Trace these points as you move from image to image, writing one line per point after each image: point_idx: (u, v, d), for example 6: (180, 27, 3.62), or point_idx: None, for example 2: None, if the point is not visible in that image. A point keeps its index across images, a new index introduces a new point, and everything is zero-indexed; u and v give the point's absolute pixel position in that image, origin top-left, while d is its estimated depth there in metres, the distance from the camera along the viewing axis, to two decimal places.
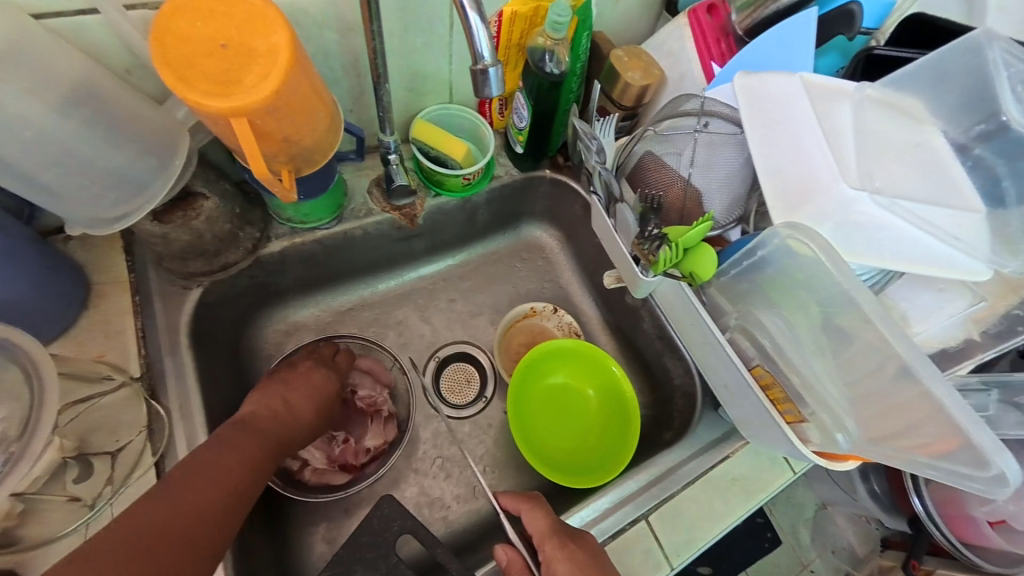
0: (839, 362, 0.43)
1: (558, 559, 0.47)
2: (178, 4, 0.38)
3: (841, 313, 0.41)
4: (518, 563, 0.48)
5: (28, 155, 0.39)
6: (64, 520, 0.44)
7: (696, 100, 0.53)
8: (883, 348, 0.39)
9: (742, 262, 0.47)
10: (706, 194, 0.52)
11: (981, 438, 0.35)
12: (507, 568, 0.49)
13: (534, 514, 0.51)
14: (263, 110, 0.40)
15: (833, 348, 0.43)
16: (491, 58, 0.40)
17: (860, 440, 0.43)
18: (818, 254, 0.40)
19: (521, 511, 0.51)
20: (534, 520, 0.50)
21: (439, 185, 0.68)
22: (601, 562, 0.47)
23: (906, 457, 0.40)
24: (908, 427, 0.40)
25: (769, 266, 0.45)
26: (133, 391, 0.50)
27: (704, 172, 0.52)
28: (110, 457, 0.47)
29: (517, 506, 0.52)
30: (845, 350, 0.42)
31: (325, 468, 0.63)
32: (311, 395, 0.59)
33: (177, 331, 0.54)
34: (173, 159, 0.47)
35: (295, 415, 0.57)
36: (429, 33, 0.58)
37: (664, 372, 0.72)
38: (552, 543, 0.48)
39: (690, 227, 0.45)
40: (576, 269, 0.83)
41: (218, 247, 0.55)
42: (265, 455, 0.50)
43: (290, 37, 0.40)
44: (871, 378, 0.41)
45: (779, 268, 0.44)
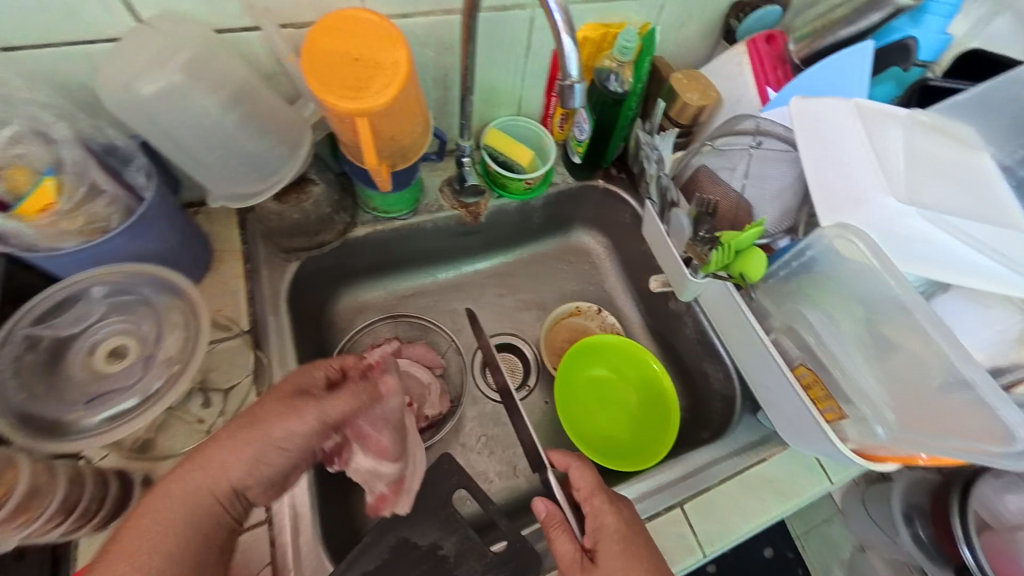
0: (881, 359, 0.46)
1: (605, 511, 0.51)
2: (326, 25, 0.47)
3: (886, 316, 0.45)
4: (556, 515, 0.52)
5: (198, 138, 0.49)
6: (185, 440, 0.51)
7: (751, 119, 0.58)
8: (927, 347, 0.43)
9: (791, 263, 0.51)
10: (757, 204, 0.56)
11: (1006, 413, 0.38)
12: (546, 519, 0.52)
13: (582, 471, 0.54)
14: (382, 112, 0.48)
15: (879, 348, 0.46)
16: (579, 75, 0.47)
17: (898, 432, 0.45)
18: (868, 253, 0.44)
19: (570, 468, 0.55)
20: (582, 477, 0.54)
21: (503, 187, 0.75)
22: (639, 522, 0.52)
23: (939, 445, 0.42)
24: (947, 419, 0.42)
25: (817, 266, 0.49)
26: (242, 342, 0.58)
27: (755, 185, 0.57)
28: (224, 393, 0.55)
29: (566, 464, 0.56)
30: (888, 349, 0.46)
31: (391, 493, 0.54)
32: (271, 401, 0.45)
33: (279, 295, 0.63)
34: (298, 147, 0.55)
35: (256, 423, 0.44)
36: (508, 53, 0.66)
37: (702, 376, 0.77)
38: (599, 497, 0.52)
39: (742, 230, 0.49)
40: (621, 275, 0.89)
41: (318, 227, 0.64)
42: (180, 514, 0.40)
43: (410, 55, 0.48)
44: (914, 374, 0.44)
45: (825, 268, 0.48)
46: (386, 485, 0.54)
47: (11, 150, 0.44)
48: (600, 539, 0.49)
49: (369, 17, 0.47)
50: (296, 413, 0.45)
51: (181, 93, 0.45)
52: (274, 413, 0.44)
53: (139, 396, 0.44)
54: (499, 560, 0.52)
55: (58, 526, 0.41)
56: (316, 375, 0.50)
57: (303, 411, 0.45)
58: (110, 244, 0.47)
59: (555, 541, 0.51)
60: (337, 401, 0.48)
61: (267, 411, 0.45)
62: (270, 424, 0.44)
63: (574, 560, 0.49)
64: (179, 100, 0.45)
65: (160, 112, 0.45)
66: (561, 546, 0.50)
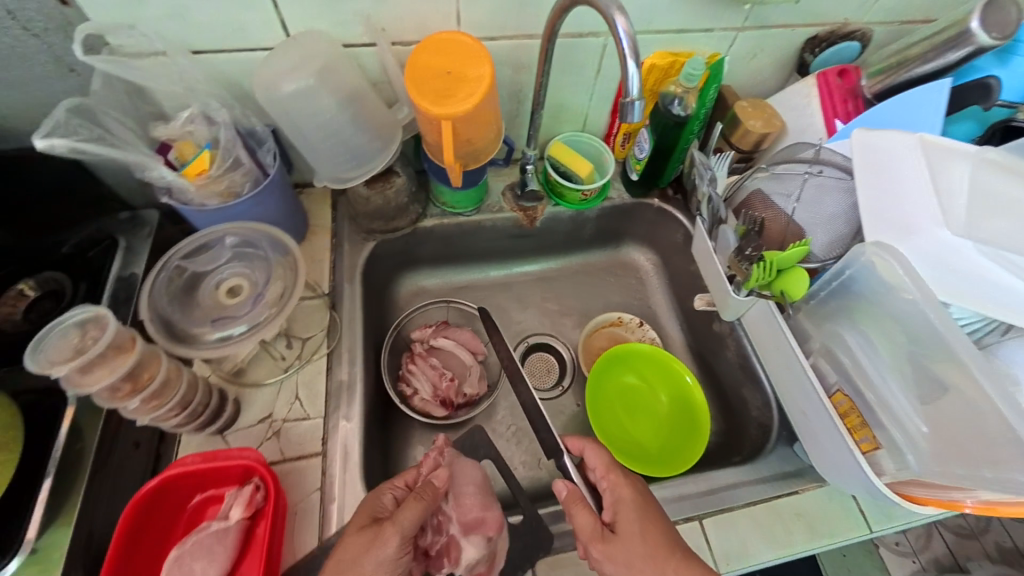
0: (917, 388, 0.45)
1: (622, 484, 0.56)
2: (428, 43, 0.56)
3: (926, 346, 0.44)
4: (576, 492, 0.55)
5: (315, 130, 0.58)
6: (267, 373, 0.62)
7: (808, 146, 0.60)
8: (962, 377, 0.42)
9: (832, 281, 0.52)
10: (807, 227, 0.58)
11: None
12: (568, 497, 0.55)
13: (597, 451, 0.59)
14: (463, 117, 0.55)
15: (916, 376, 0.46)
16: (637, 94, 0.50)
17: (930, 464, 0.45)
18: (906, 280, 0.45)
19: (585, 450, 0.60)
20: (595, 456, 0.59)
21: (561, 197, 0.81)
22: (651, 497, 0.56)
23: (971, 478, 0.42)
24: (980, 451, 0.41)
25: (858, 289, 0.50)
26: (321, 303, 0.69)
27: (806, 209, 0.58)
28: (303, 341, 0.65)
29: (580, 446, 0.60)
30: (925, 378, 0.45)
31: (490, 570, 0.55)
32: (352, 539, 0.48)
33: (355, 269, 0.73)
34: (391, 142, 0.64)
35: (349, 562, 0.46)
36: (579, 75, 0.73)
37: (740, 402, 0.77)
38: (615, 473, 0.57)
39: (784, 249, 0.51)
40: (667, 293, 0.91)
41: (394, 214, 0.73)
42: None
43: (493, 70, 0.55)
44: (948, 405, 0.43)
45: (867, 292, 0.49)
46: (484, 564, 0.55)
47: (185, 128, 0.56)
48: (619, 510, 0.54)
49: (463, 38, 0.55)
50: (378, 544, 0.47)
51: (310, 92, 0.55)
52: (358, 552, 0.47)
53: (250, 322, 0.52)
54: (518, 531, 0.59)
55: (175, 416, 0.52)
56: (385, 496, 0.53)
57: (381, 538, 0.47)
58: (241, 207, 0.59)
59: (576, 517, 0.54)
60: (406, 513, 0.49)
61: (353, 549, 0.47)
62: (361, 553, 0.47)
63: (595, 531, 0.52)
64: (307, 97, 0.55)
65: (292, 107, 0.56)
66: (582, 520, 0.53)
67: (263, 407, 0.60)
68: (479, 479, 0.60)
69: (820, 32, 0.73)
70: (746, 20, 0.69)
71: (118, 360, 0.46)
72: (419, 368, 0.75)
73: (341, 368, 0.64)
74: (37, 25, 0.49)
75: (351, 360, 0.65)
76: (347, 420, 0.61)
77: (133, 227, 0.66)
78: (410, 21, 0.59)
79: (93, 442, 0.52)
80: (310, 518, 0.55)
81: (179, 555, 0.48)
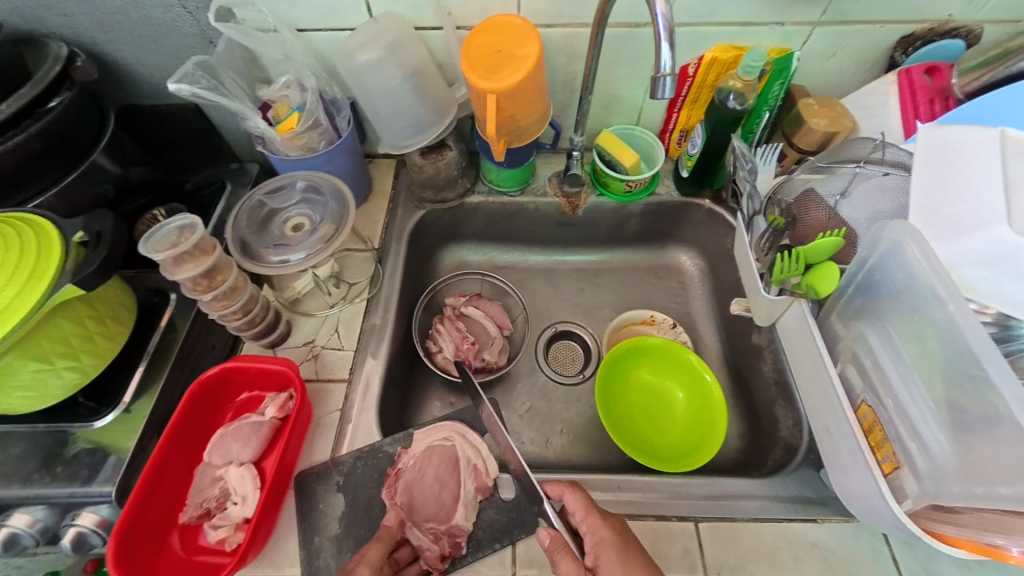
0: (944, 397, 0.43)
1: (602, 527, 0.51)
2: (487, 25, 0.61)
3: (960, 353, 0.41)
4: (559, 539, 0.51)
5: (381, 99, 0.67)
6: (316, 306, 0.72)
7: (869, 142, 0.60)
8: (988, 385, 0.39)
9: (857, 276, 0.53)
10: (850, 222, 0.59)
11: None
12: (552, 547, 0.51)
13: (576, 494, 0.54)
14: (507, 92, 0.60)
15: (945, 385, 0.43)
16: (670, 69, 0.50)
17: (950, 479, 0.43)
18: (934, 281, 0.43)
19: (564, 494, 0.55)
20: (574, 501, 0.54)
21: (605, 187, 0.82)
22: (633, 539, 0.51)
23: (991, 497, 0.39)
24: (1003, 467, 0.38)
25: (893, 291, 0.48)
26: (370, 255, 0.77)
27: (851, 203, 0.60)
28: (349, 286, 0.74)
29: (560, 491, 0.56)
30: (953, 386, 0.42)
31: (481, 479, 0.60)
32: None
33: (403, 231, 0.81)
34: (445, 115, 0.72)
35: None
36: (635, 67, 0.74)
37: (771, 421, 0.71)
38: (594, 515, 0.52)
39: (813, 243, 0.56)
40: (709, 300, 0.87)
41: (444, 185, 0.80)
42: None
43: (540, 50, 0.59)
44: (975, 418, 0.40)
45: (892, 291, 0.48)
46: (472, 478, 0.60)
47: (282, 93, 0.69)
48: (600, 554, 0.49)
49: (517, 23, 0.61)
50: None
51: (380, 65, 0.64)
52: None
53: (306, 252, 0.62)
54: (506, 491, 0.60)
55: (237, 320, 0.63)
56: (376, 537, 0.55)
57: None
58: (315, 160, 0.69)
59: (559, 565, 0.50)
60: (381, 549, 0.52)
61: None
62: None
63: None
64: (376, 69, 0.64)
65: (365, 76, 0.65)
66: (566, 569, 0.49)
67: (307, 333, 0.69)
68: (435, 448, 0.62)
69: (917, 30, 0.66)
70: (824, 15, 0.64)
71: (200, 260, 0.57)
72: (445, 329, 0.79)
73: (376, 313, 0.72)
74: (191, 4, 0.63)
75: (385, 308, 0.73)
76: (373, 358, 0.68)
77: (239, 175, 0.81)
78: (473, 6, 0.66)
79: (181, 334, 0.65)
80: (328, 433, 0.62)
81: (225, 434, 0.58)
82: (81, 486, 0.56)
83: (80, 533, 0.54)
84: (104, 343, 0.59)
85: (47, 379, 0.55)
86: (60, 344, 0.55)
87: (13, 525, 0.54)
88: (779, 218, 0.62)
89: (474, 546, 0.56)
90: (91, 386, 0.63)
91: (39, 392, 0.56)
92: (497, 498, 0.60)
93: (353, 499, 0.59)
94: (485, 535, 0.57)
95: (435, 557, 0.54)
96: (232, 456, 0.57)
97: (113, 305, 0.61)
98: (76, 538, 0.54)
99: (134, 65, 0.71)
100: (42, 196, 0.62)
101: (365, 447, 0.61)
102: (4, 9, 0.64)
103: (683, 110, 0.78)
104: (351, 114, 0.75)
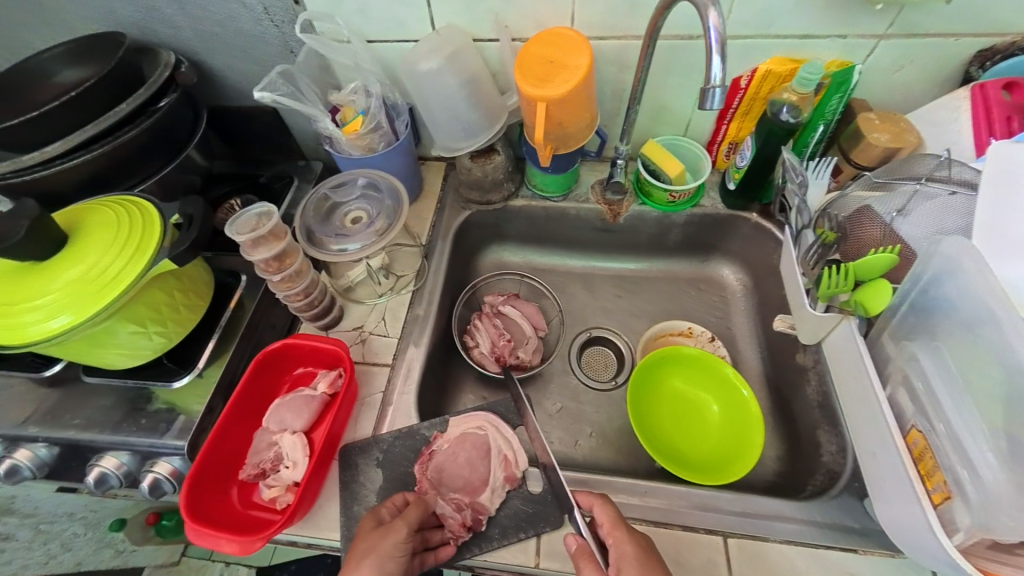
0: (1000, 421, 0.41)
1: (626, 543, 0.51)
2: (541, 36, 0.64)
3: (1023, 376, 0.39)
4: (585, 548, 0.52)
5: (438, 105, 0.72)
6: (366, 294, 0.78)
7: (934, 158, 0.58)
8: None
9: (911, 292, 0.52)
10: (908, 239, 0.58)
11: None
12: (575, 555, 0.52)
13: (605, 507, 0.54)
14: (557, 100, 0.62)
15: (1003, 409, 0.41)
16: (721, 81, 0.50)
17: (1006, 509, 0.40)
18: (994, 304, 0.42)
19: (593, 505, 0.55)
20: (602, 513, 0.54)
21: (648, 196, 0.83)
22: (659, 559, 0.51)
23: None
24: None
25: (954, 312, 0.47)
26: (417, 252, 0.82)
27: (909, 221, 0.58)
28: (396, 278, 0.79)
29: (590, 502, 0.56)
30: (1012, 411, 0.40)
31: (510, 468, 0.63)
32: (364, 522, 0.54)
33: (449, 230, 0.85)
34: (496, 121, 0.75)
35: (366, 540, 0.51)
36: (685, 78, 0.74)
37: (813, 445, 0.68)
38: (620, 530, 0.52)
39: (865, 259, 0.56)
40: (752, 316, 0.85)
41: (489, 188, 0.84)
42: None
43: (590, 60, 0.62)
44: None
45: (953, 309, 0.47)
46: (501, 468, 0.63)
47: (351, 97, 0.75)
48: (623, 569, 0.49)
49: (570, 35, 0.63)
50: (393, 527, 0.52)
51: (438, 73, 0.69)
52: (369, 543, 0.51)
53: (363, 244, 0.67)
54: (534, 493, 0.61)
55: (298, 301, 0.70)
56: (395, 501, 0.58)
57: (385, 530, 0.52)
58: (376, 159, 0.75)
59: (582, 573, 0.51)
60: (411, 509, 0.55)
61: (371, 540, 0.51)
62: (370, 536, 0.52)
63: None
64: (435, 77, 0.69)
65: (425, 82, 0.70)
66: None
67: (359, 317, 0.75)
68: (473, 433, 0.65)
69: (998, 43, 0.63)
70: (890, 27, 0.62)
71: (273, 243, 0.64)
72: (483, 325, 0.82)
73: (420, 305, 0.77)
74: (278, 18, 0.71)
75: (428, 300, 0.77)
76: (414, 347, 0.72)
77: (305, 172, 0.89)
78: (530, 19, 0.69)
79: (247, 312, 0.73)
80: (371, 412, 0.67)
81: (281, 403, 0.63)
82: (159, 438, 0.63)
83: (155, 479, 0.60)
84: (187, 312, 0.68)
85: (140, 341, 0.64)
86: (154, 311, 0.63)
87: (103, 465, 0.61)
88: (830, 231, 0.61)
89: (501, 533, 0.58)
90: (173, 351, 0.71)
91: (133, 351, 0.64)
92: (524, 491, 0.62)
93: (390, 475, 0.62)
94: (511, 524, 0.59)
95: (457, 525, 0.58)
96: (286, 424, 0.62)
97: (197, 280, 0.69)
98: (152, 483, 0.60)
99: (225, 71, 0.80)
100: (145, 183, 0.72)
101: (403, 429, 0.65)
102: (126, 22, 0.75)
103: (733, 122, 0.77)
104: (409, 118, 0.80)
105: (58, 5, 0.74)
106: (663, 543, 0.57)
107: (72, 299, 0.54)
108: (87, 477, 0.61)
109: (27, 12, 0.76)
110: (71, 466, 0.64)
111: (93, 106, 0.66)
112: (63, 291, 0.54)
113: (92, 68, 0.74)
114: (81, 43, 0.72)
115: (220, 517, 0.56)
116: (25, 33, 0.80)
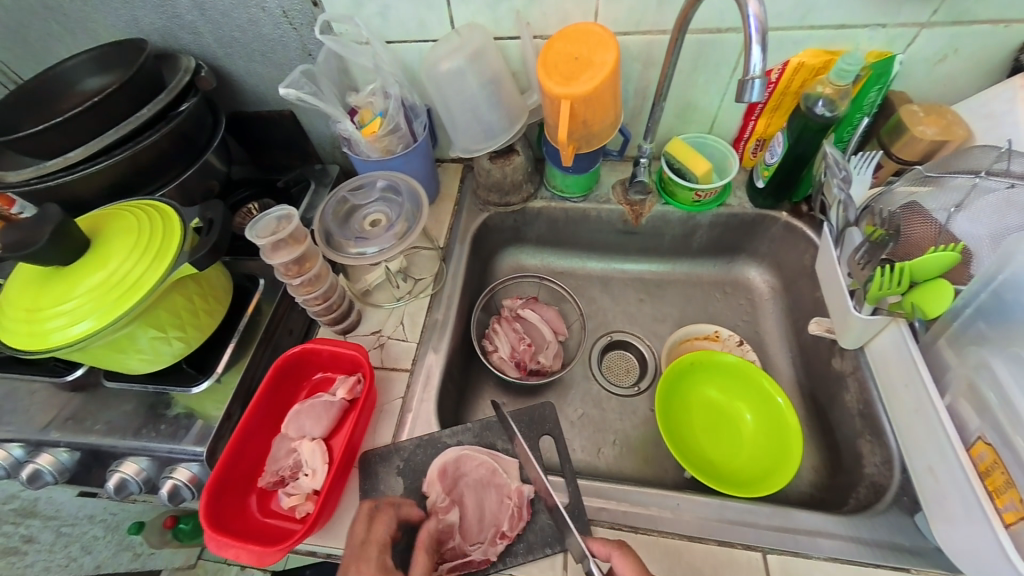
0: None
1: None
2: (565, 33, 0.63)
3: None
4: None
5: (460, 105, 0.70)
6: (384, 299, 0.77)
7: (992, 151, 0.55)
8: None
9: (979, 293, 0.49)
10: (965, 236, 0.56)
11: None
12: None
13: (626, 558, 0.50)
14: (583, 98, 0.61)
15: None
16: (761, 72, 0.48)
17: None
18: None
19: (612, 556, 0.51)
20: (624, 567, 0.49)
21: (672, 196, 0.80)
22: None
23: None
24: None
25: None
26: (436, 255, 0.81)
27: (969, 216, 0.56)
28: (415, 282, 0.78)
29: (607, 551, 0.52)
30: None
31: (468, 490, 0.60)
32: None
33: (467, 232, 0.83)
34: (517, 121, 0.74)
35: None
36: (713, 74, 0.71)
37: (854, 457, 0.65)
38: None
39: (922, 259, 0.52)
40: (782, 320, 0.82)
41: (509, 190, 0.82)
42: None
43: (618, 56, 0.60)
44: None
45: None
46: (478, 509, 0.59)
47: (369, 99, 0.73)
48: None
49: (595, 30, 0.62)
50: None
51: (460, 72, 0.67)
52: None
53: (382, 247, 0.66)
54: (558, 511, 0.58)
55: (316, 305, 0.69)
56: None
57: None
58: (396, 161, 0.74)
59: None
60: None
61: None
62: None
63: None
64: (457, 77, 0.68)
65: (447, 83, 0.68)
66: None
67: (378, 321, 0.74)
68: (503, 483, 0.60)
69: None
70: (934, 14, 0.59)
71: (292, 247, 0.63)
72: (502, 329, 0.80)
73: (438, 309, 0.75)
74: (297, 21, 0.70)
75: (447, 304, 0.76)
76: (434, 352, 0.71)
77: (322, 176, 0.89)
78: (554, 17, 0.68)
79: (266, 316, 0.72)
80: (390, 419, 0.66)
81: (299, 410, 0.62)
82: (178, 443, 0.63)
83: (174, 486, 0.59)
84: (207, 318, 0.67)
85: (161, 346, 0.63)
86: (174, 316, 0.63)
87: (123, 471, 0.60)
88: (879, 229, 0.58)
89: (526, 549, 0.56)
90: (192, 356, 0.70)
91: (154, 357, 0.64)
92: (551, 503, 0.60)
93: (412, 484, 0.60)
94: (537, 539, 0.57)
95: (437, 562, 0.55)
96: (305, 431, 0.61)
97: (216, 285, 0.69)
98: (171, 490, 0.58)
99: (245, 76, 0.80)
100: (165, 188, 0.72)
101: (424, 436, 0.64)
102: (149, 29, 0.75)
103: (761, 118, 0.75)
104: (428, 120, 0.79)
105: (83, 14, 0.75)
106: (702, 560, 0.54)
107: (95, 303, 0.54)
108: (107, 484, 0.60)
109: (53, 21, 0.77)
110: (92, 471, 0.64)
111: (116, 111, 0.66)
112: (88, 296, 0.54)
113: (116, 74, 0.74)
114: (104, 50, 0.73)
115: (242, 526, 0.56)
116: (51, 43, 0.81)
